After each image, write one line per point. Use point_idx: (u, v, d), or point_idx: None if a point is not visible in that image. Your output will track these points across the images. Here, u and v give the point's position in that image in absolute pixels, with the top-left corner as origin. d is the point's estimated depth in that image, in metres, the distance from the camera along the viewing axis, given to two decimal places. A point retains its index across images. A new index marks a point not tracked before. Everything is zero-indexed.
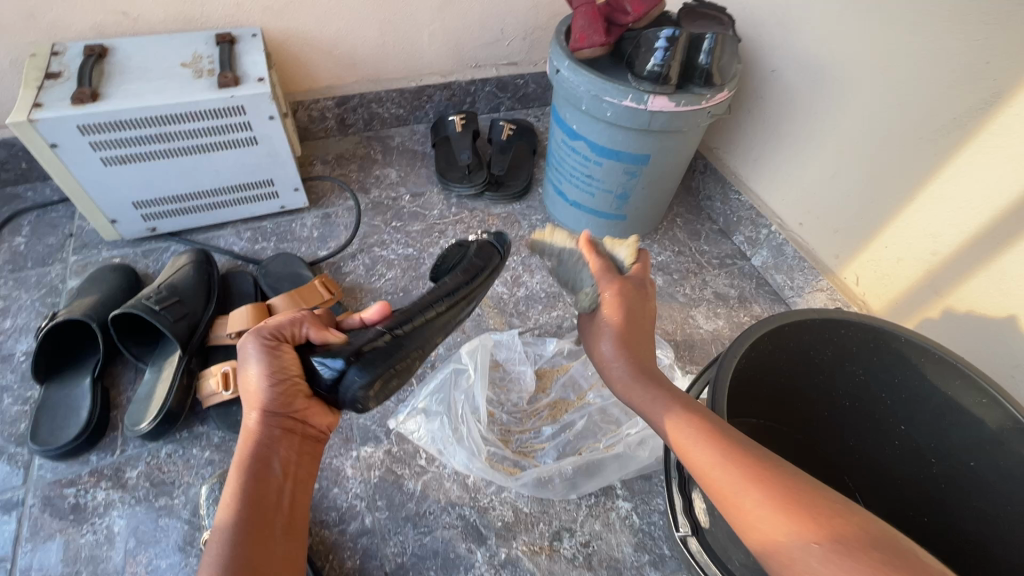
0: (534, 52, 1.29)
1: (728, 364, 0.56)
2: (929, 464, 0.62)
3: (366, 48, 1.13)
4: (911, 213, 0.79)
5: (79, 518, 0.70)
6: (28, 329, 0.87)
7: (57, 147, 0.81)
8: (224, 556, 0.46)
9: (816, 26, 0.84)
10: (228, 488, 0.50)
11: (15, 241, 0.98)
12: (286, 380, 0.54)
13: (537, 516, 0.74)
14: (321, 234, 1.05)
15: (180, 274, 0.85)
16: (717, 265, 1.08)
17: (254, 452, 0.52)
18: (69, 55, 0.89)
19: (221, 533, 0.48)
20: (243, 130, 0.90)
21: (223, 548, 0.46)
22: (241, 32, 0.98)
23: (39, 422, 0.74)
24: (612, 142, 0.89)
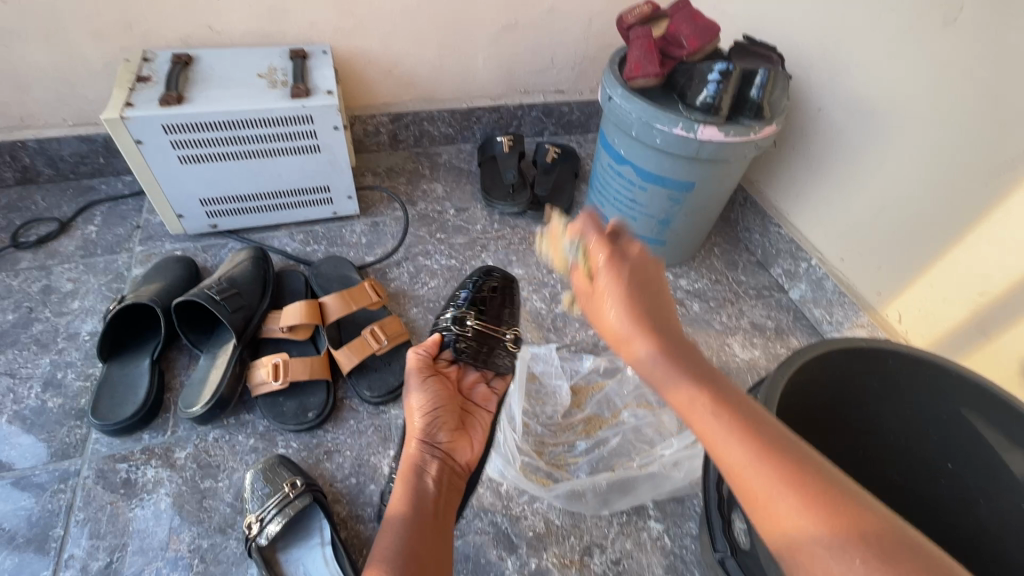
0: (582, 82, 1.34)
1: (775, 385, 0.57)
2: (979, 503, 0.60)
3: (424, 69, 1.19)
4: (957, 252, 0.79)
5: (129, 492, 0.73)
6: (93, 311, 0.92)
7: (141, 143, 0.88)
8: (391, 545, 0.53)
9: (864, 69, 0.87)
10: (392, 496, 0.59)
11: (87, 229, 1.05)
12: (434, 411, 0.69)
13: (568, 529, 0.74)
14: (369, 241, 1.09)
15: (239, 267, 0.89)
16: (754, 296, 1.09)
17: (412, 465, 0.63)
18: (158, 61, 0.96)
19: (391, 531, 0.55)
20: (309, 138, 0.96)
21: (391, 541, 0.53)
22: (313, 49, 1.05)
23: (100, 398, 0.78)
24: (658, 168, 0.92)
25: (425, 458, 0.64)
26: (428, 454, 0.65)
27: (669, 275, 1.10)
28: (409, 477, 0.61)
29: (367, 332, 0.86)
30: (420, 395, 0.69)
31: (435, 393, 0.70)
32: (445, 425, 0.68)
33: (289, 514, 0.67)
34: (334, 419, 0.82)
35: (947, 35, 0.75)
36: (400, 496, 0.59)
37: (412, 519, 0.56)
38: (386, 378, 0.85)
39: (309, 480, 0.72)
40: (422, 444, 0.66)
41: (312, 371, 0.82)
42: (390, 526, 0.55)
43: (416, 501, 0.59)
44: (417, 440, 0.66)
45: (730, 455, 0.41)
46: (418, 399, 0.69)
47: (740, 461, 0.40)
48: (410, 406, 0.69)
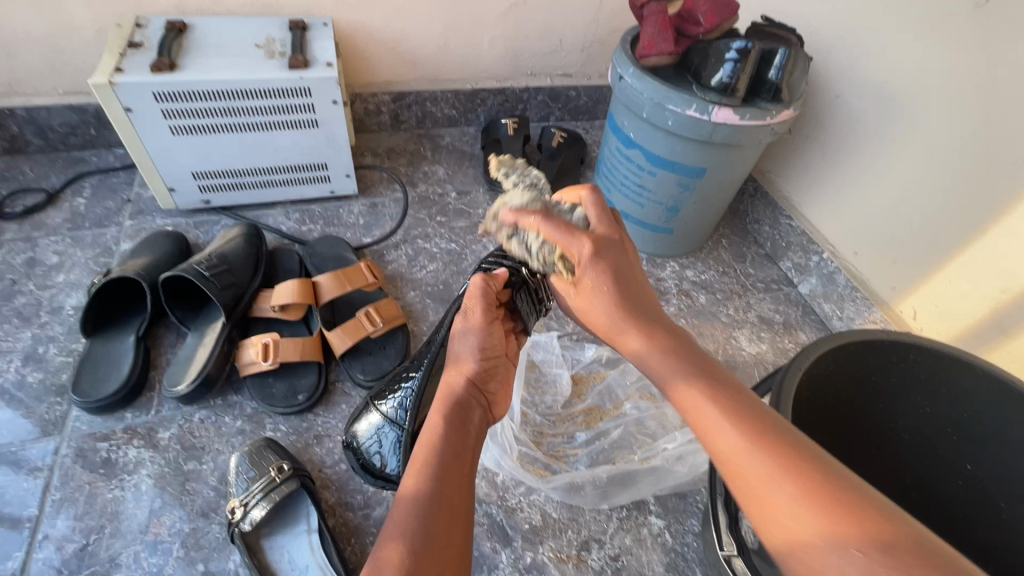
0: (590, 65, 1.30)
1: (792, 374, 0.54)
2: (998, 508, 0.57)
3: (428, 46, 1.15)
4: (979, 246, 0.76)
5: (109, 472, 0.70)
6: (79, 285, 0.89)
7: (131, 111, 0.84)
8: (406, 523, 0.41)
9: (886, 54, 0.83)
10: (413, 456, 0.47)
11: (75, 202, 1.01)
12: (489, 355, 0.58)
13: (565, 522, 0.71)
14: (367, 222, 1.06)
15: (230, 243, 0.86)
16: (762, 289, 1.06)
17: (455, 407, 0.52)
18: (151, 27, 0.93)
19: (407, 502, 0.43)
20: (306, 112, 0.92)
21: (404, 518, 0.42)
22: (313, 20, 1.01)
23: (81, 374, 0.75)
24: (668, 152, 0.88)
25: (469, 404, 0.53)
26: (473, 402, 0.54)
27: (675, 265, 1.07)
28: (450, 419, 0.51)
29: (362, 314, 0.82)
30: (482, 335, 0.58)
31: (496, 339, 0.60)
32: (495, 376, 0.59)
33: (275, 499, 0.64)
34: (325, 403, 0.79)
35: (977, 18, 0.71)
36: (429, 458, 0.46)
37: (439, 481, 0.44)
38: (380, 362, 0.81)
39: (297, 464, 0.69)
40: (471, 387, 0.55)
41: (303, 352, 0.78)
42: (415, 490, 0.43)
43: (451, 448, 0.47)
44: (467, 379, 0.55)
45: (723, 439, 0.40)
46: (476, 337, 0.58)
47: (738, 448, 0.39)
48: (461, 345, 0.58)
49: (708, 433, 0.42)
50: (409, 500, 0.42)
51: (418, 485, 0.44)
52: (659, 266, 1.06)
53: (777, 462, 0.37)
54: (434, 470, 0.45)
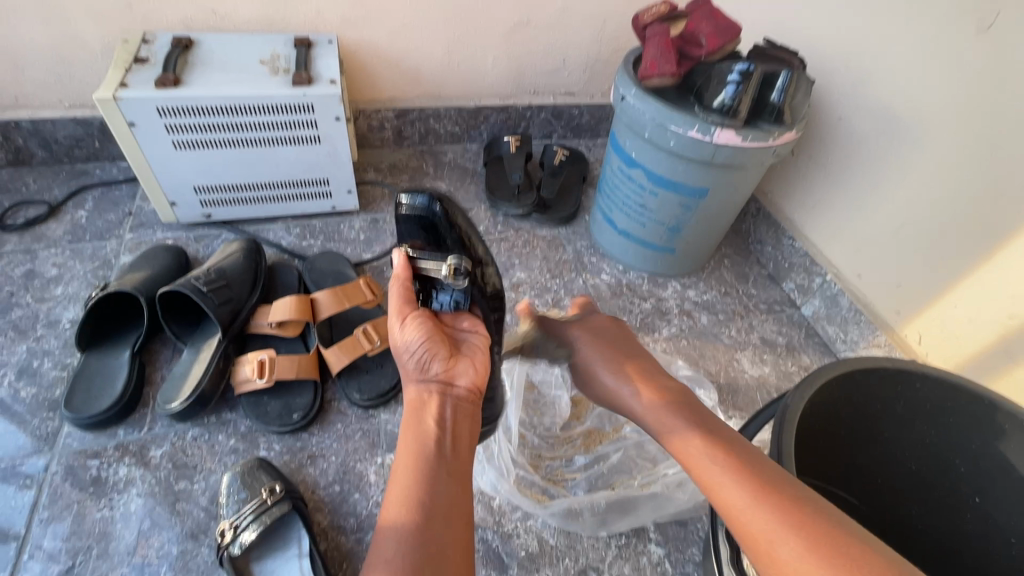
0: (593, 84, 1.31)
1: (796, 403, 0.53)
2: (1009, 544, 0.56)
3: (431, 64, 1.16)
4: (986, 271, 0.75)
5: (99, 491, 0.68)
6: (77, 298, 0.89)
7: (134, 126, 0.84)
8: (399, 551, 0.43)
9: (891, 76, 0.83)
10: (397, 476, 0.49)
11: (77, 214, 1.01)
12: (427, 341, 0.58)
13: (563, 550, 0.70)
14: (368, 237, 1.06)
15: (229, 258, 0.86)
16: (765, 310, 1.05)
17: (415, 415, 0.54)
18: (157, 43, 0.93)
19: (399, 527, 0.45)
20: (309, 128, 0.92)
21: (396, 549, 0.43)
22: (319, 38, 1.02)
23: (75, 389, 0.74)
24: (670, 172, 0.88)
25: (424, 402, 0.55)
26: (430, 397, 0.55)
27: (677, 285, 1.06)
28: (413, 425, 0.53)
29: (360, 332, 0.81)
30: (416, 328, 0.58)
31: (423, 326, 0.58)
32: (439, 353, 0.58)
33: (265, 522, 0.62)
34: (320, 422, 0.78)
35: (981, 43, 0.71)
36: (408, 478, 0.48)
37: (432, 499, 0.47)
38: (377, 381, 0.80)
39: (289, 485, 0.67)
40: (421, 387, 0.56)
41: (299, 370, 0.77)
42: (397, 519, 0.45)
43: (425, 457, 0.50)
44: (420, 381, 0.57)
45: (731, 500, 0.46)
46: (402, 339, 0.59)
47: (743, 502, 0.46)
48: (402, 349, 0.58)
49: (715, 490, 0.49)
50: (391, 532, 0.45)
51: (401, 516, 0.46)
52: (660, 285, 1.05)
53: (785, 521, 0.43)
54: (416, 493, 0.47)
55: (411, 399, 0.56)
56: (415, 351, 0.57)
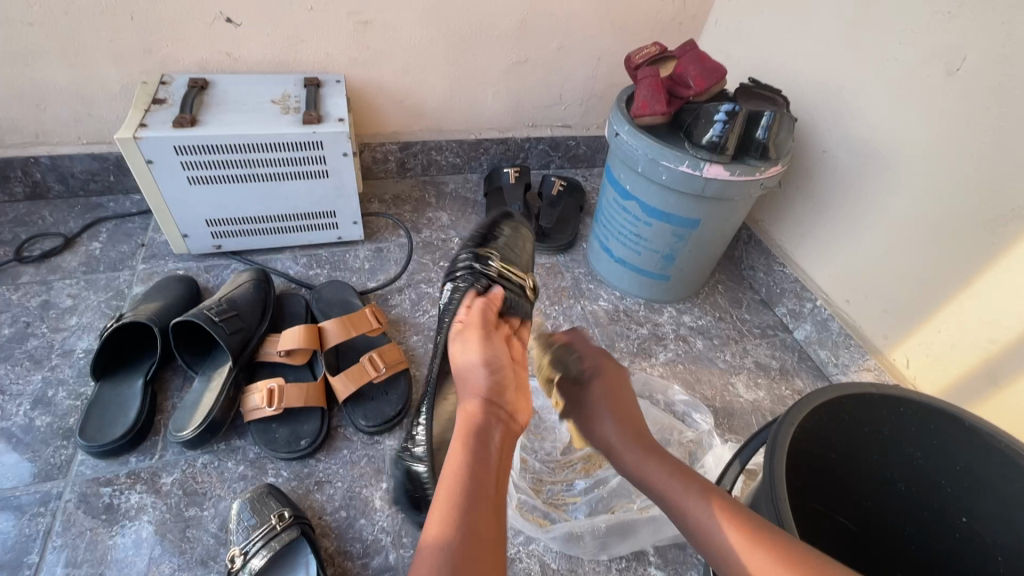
0: (589, 117, 1.36)
1: (786, 429, 0.55)
2: (996, 562, 0.58)
3: (434, 100, 1.22)
4: (968, 299, 0.78)
5: (111, 518, 0.70)
6: (91, 328, 0.91)
7: (152, 163, 0.88)
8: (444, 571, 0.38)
9: (869, 114, 0.88)
10: (447, 486, 0.44)
11: (92, 246, 1.05)
12: (497, 368, 0.55)
13: (565, 573, 0.71)
14: (372, 266, 1.09)
15: (240, 289, 0.89)
16: (758, 335, 1.08)
17: (474, 430, 0.49)
18: (174, 85, 0.98)
19: (446, 541, 0.40)
20: (318, 163, 0.97)
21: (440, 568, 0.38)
22: (327, 78, 1.08)
23: (89, 418, 0.76)
24: (663, 204, 0.92)
25: (482, 418, 0.50)
26: (492, 414, 0.51)
27: (672, 310, 1.09)
28: (469, 438, 0.48)
29: (366, 359, 0.84)
30: (487, 352, 0.56)
31: (489, 349, 0.56)
32: (510, 383, 0.54)
33: (275, 548, 0.64)
34: (327, 448, 0.80)
35: (951, 85, 0.76)
36: (459, 491, 0.44)
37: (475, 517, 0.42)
38: (382, 408, 0.83)
39: (297, 512, 0.69)
40: (485, 402, 0.52)
41: (307, 398, 0.80)
42: (442, 534, 0.41)
43: (479, 477, 0.45)
44: (482, 396, 0.52)
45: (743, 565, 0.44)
46: (467, 355, 0.56)
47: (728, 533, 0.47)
48: (467, 365, 0.55)
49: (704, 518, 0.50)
50: (438, 541, 0.40)
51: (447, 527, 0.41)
52: (656, 311, 1.09)
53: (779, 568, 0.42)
54: (461, 504, 0.43)
55: (467, 408, 0.51)
56: (480, 372, 0.54)
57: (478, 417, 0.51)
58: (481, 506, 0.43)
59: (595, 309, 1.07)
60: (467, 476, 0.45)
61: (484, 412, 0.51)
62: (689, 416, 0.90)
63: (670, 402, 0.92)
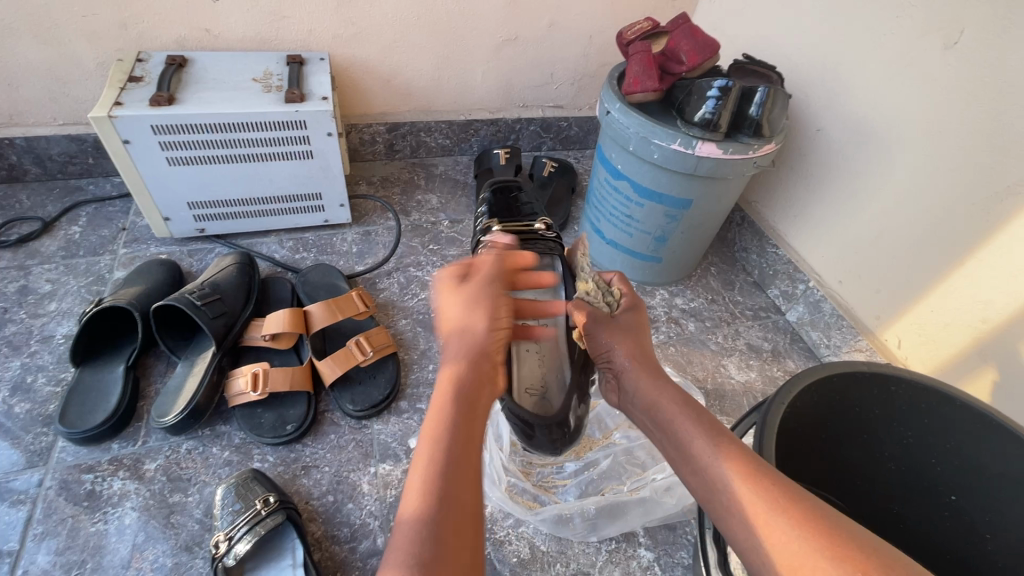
0: (581, 97, 1.34)
1: (775, 409, 0.55)
2: (984, 539, 0.58)
3: (422, 80, 1.19)
4: (961, 278, 0.77)
5: (93, 505, 0.69)
6: (71, 313, 0.89)
7: (129, 144, 0.86)
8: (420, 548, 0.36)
9: (865, 90, 0.86)
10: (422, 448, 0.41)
11: (71, 230, 1.02)
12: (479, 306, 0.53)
13: (554, 555, 0.71)
14: (360, 250, 1.07)
15: (223, 273, 0.87)
16: (751, 317, 1.07)
17: (451, 380, 0.47)
18: (152, 62, 0.95)
19: (422, 515, 0.38)
20: (302, 143, 0.94)
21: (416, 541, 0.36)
22: (311, 55, 1.04)
23: (69, 404, 0.75)
24: (655, 184, 0.91)
25: (464, 366, 0.48)
26: (470, 364, 0.48)
27: (665, 293, 1.08)
28: (447, 393, 0.46)
29: (352, 343, 0.82)
30: (471, 294, 0.54)
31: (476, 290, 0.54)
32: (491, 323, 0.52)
33: (260, 533, 0.63)
34: (313, 433, 0.79)
35: (948, 59, 0.74)
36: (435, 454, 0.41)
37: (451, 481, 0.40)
38: (369, 392, 0.82)
39: (283, 496, 0.68)
40: (464, 345, 0.50)
41: (293, 382, 0.78)
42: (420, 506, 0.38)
43: (457, 438, 0.42)
44: (460, 339, 0.50)
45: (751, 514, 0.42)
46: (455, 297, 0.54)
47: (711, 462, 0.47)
48: (450, 305, 0.53)
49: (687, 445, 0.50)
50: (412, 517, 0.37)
51: (425, 502, 0.38)
52: (648, 294, 1.08)
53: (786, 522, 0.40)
54: (440, 472, 0.40)
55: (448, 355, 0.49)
56: (467, 311, 0.52)
57: (458, 367, 0.48)
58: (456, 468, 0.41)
59: None
60: (443, 436, 0.42)
61: (461, 363, 0.48)
62: None
63: None
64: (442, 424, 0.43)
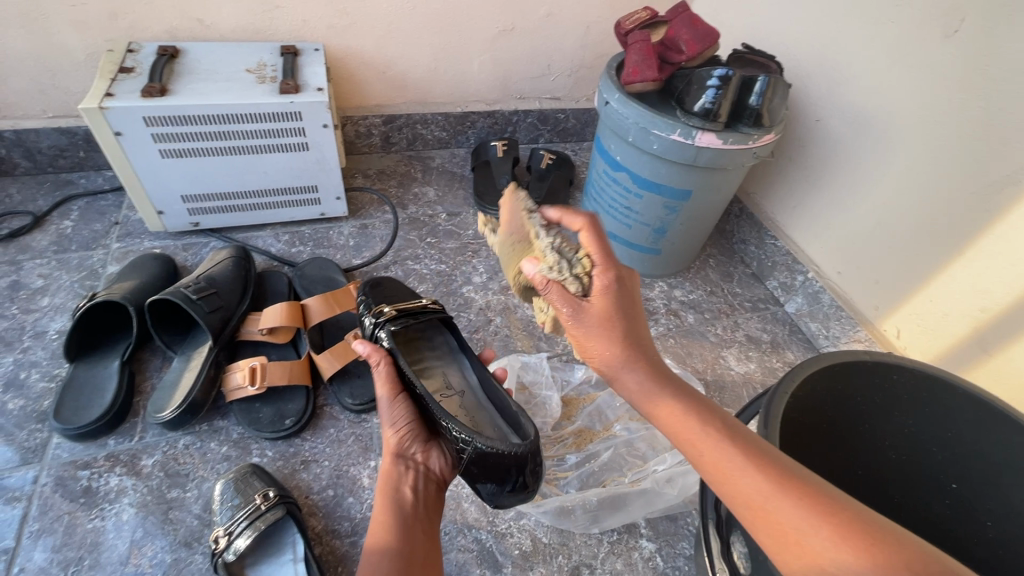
0: (578, 89, 1.33)
1: (779, 398, 0.54)
2: (984, 526, 0.58)
3: (418, 71, 1.17)
4: (959, 267, 0.77)
5: (90, 502, 0.68)
6: (64, 308, 0.88)
7: (121, 135, 0.84)
8: None
9: (865, 80, 0.85)
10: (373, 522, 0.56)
11: (62, 225, 1.01)
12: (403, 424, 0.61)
13: (556, 547, 0.71)
14: (357, 243, 1.06)
15: (219, 266, 0.86)
16: (749, 308, 1.07)
17: (388, 483, 0.58)
18: (143, 53, 0.94)
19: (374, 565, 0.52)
20: (297, 135, 0.93)
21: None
22: (305, 46, 1.03)
23: (64, 400, 0.74)
24: (654, 175, 0.90)
25: (400, 472, 0.59)
26: (404, 468, 0.60)
27: (663, 285, 1.08)
28: (386, 490, 0.58)
29: (351, 337, 0.82)
30: (391, 409, 0.62)
31: (405, 407, 0.62)
32: (417, 431, 0.62)
33: (260, 527, 0.63)
34: (312, 427, 0.78)
35: (948, 47, 0.74)
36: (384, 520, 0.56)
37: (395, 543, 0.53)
38: (369, 386, 0.81)
39: (283, 491, 0.68)
40: (397, 457, 0.60)
41: (291, 376, 0.78)
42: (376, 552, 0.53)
43: (398, 515, 0.56)
44: (393, 451, 0.60)
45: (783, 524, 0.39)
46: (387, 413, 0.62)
47: (766, 496, 0.41)
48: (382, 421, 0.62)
49: (727, 481, 0.43)
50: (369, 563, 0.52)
51: (379, 550, 0.53)
52: (647, 286, 1.07)
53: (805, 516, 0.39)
54: (388, 535, 0.54)
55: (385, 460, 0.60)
56: (397, 427, 0.61)
57: (393, 469, 0.59)
58: (400, 531, 0.55)
59: None
60: (388, 517, 0.56)
61: (397, 465, 0.60)
62: None
63: None
64: (387, 505, 0.57)
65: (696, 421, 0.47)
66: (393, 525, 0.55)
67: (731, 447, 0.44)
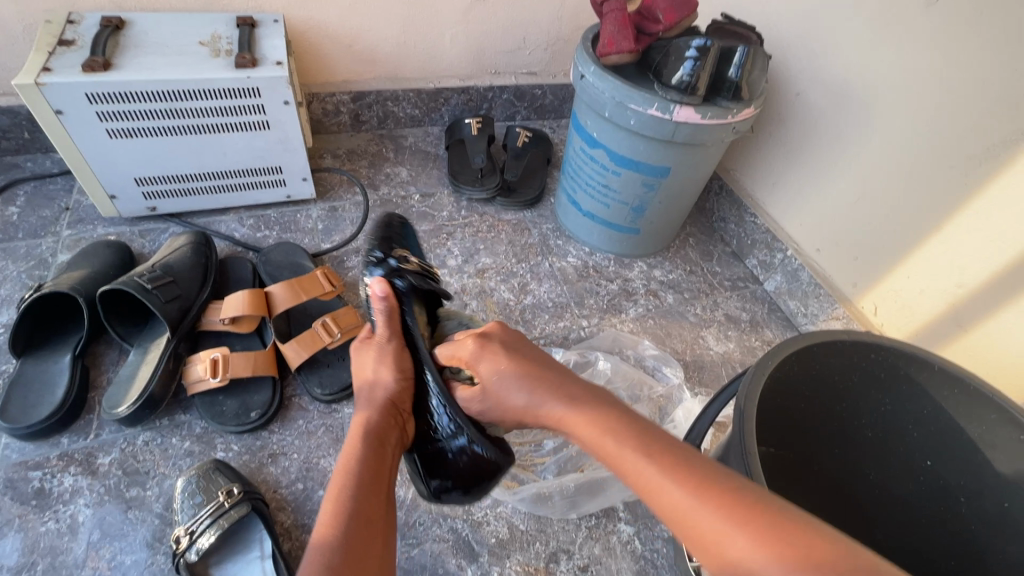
0: (555, 64, 1.28)
1: (757, 379, 0.53)
2: (959, 502, 0.58)
3: (386, 45, 1.12)
4: (937, 243, 0.76)
5: (42, 504, 0.65)
6: (11, 300, 0.83)
7: (62, 114, 0.78)
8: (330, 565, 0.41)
9: (846, 52, 0.83)
10: (334, 483, 0.47)
11: (7, 211, 0.95)
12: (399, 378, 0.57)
13: (533, 534, 0.70)
14: (326, 227, 1.02)
15: (176, 253, 0.81)
16: (729, 287, 1.06)
17: (367, 431, 0.52)
18: (85, 24, 0.87)
19: (331, 537, 0.43)
20: (256, 113, 0.88)
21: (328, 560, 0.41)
22: (263, 17, 0.96)
23: (11, 398, 0.69)
24: (632, 152, 0.87)
25: (384, 422, 0.54)
26: (386, 417, 0.54)
27: (643, 265, 1.06)
28: (359, 439, 0.51)
29: (319, 325, 0.79)
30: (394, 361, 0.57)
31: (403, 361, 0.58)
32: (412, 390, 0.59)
33: (224, 526, 0.60)
34: (280, 419, 0.75)
35: (929, 16, 0.72)
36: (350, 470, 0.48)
37: (356, 511, 0.45)
38: (338, 374, 0.78)
39: (248, 487, 0.65)
40: (385, 410, 0.55)
41: (255, 366, 0.75)
42: (330, 529, 0.44)
43: (364, 474, 0.48)
44: (378, 403, 0.55)
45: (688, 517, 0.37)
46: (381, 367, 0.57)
47: (677, 502, 0.38)
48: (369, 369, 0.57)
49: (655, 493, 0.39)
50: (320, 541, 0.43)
51: (334, 526, 0.44)
52: (626, 266, 1.05)
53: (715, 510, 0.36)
54: (349, 496, 0.46)
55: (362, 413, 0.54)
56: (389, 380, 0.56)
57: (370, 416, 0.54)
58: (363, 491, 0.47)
59: (564, 266, 1.03)
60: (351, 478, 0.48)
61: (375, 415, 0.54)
62: (659, 370, 0.88)
63: (640, 357, 0.90)
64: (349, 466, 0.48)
65: (626, 448, 0.42)
66: (355, 485, 0.47)
67: (650, 457, 0.41)
